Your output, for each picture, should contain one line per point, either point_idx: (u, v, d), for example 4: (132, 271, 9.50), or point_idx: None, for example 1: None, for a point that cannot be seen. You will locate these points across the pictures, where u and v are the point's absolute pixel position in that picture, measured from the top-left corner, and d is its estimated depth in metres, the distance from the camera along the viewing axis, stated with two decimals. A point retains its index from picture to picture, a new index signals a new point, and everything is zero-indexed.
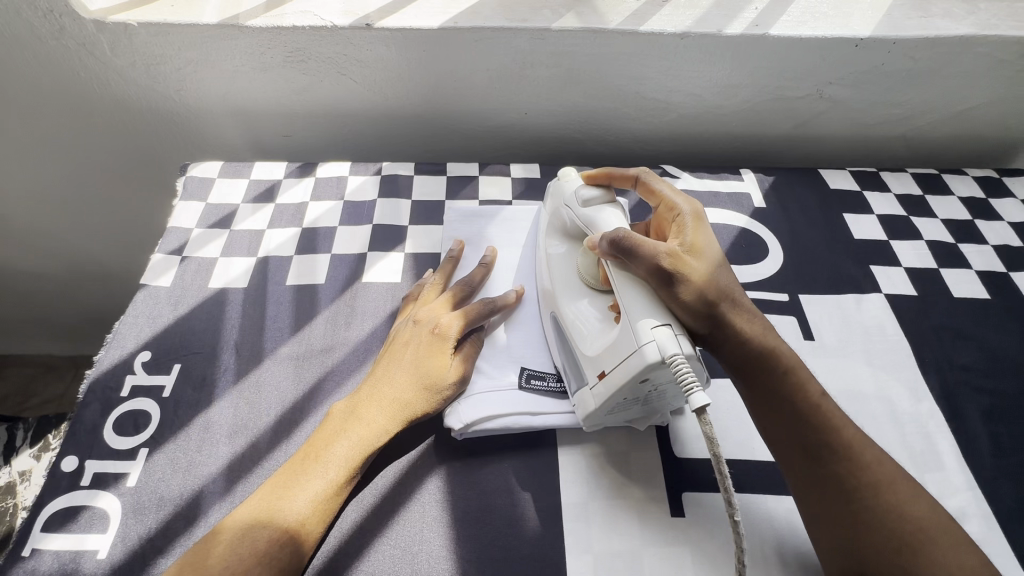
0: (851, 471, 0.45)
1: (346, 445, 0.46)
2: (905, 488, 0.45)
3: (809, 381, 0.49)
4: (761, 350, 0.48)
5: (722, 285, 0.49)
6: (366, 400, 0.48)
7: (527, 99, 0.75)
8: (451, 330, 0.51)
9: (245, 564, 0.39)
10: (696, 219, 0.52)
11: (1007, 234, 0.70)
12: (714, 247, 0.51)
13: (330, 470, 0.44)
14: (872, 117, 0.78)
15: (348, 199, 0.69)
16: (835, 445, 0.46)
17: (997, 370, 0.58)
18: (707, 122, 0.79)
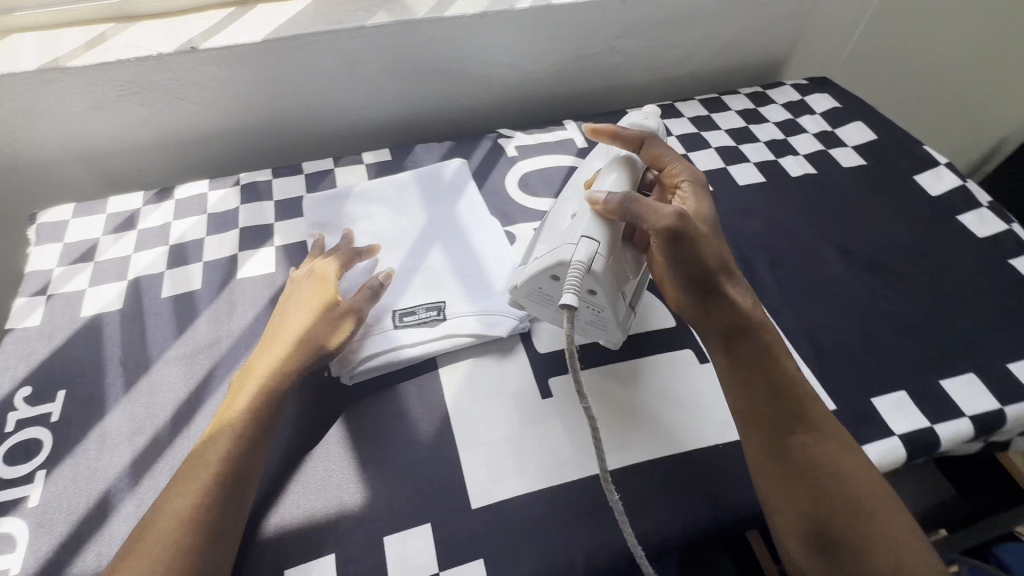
0: (813, 434, 0.49)
1: (264, 366, 0.53)
2: (858, 457, 0.49)
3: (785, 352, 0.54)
4: (743, 321, 0.54)
5: (720, 255, 0.56)
6: (275, 336, 0.55)
7: (366, 93, 0.83)
8: (330, 273, 0.59)
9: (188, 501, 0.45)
10: (706, 201, 0.59)
11: (774, 130, 0.87)
12: (715, 227, 0.58)
13: (258, 389, 0.51)
14: (661, 60, 0.94)
15: (211, 212, 0.73)
16: (805, 410, 0.50)
17: (776, 231, 0.73)
18: (531, 87, 0.91)
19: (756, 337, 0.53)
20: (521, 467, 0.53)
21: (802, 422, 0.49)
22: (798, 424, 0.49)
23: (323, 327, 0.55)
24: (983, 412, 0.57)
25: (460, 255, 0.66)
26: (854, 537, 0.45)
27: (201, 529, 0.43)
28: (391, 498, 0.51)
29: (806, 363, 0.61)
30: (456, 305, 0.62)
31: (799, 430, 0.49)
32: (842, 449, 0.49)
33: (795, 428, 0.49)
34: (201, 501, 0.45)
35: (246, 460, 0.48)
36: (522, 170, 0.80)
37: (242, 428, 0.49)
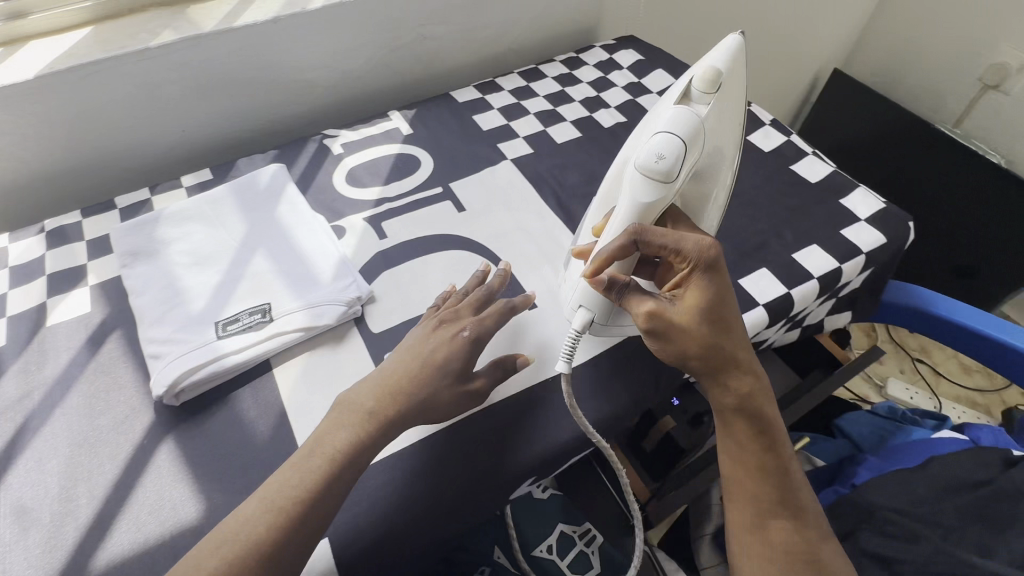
0: (790, 521, 0.49)
1: (410, 385, 0.51)
2: (822, 532, 0.50)
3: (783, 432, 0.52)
4: (738, 410, 0.51)
5: (717, 345, 0.50)
6: (390, 392, 0.51)
7: (177, 117, 0.81)
8: (461, 329, 0.55)
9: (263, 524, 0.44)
10: (719, 278, 0.49)
11: (587, 89, 0.94)
12: (726, 304, 0.50)
13: (377, 429, 0.49)
14: (475, 41, 0.98)
15: (13, 265, 0.68)
16: (786, 492, 0.50)
17: (592, 178, 0.79)
18: (353, 85, 0.92)
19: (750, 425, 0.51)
20: None
21: (780, 507, 0.50)
22: (776, 510, 0.50)
23: (435, 400, 0.52)
24: (773, 299, 0.65)
25: (285, 256, 0.66)
26: None
27: (291, 532, 0.44)
28: (225, 504, 0.50)
29: None
30: (283, 304, 0.62)
31: (777, 516, 0.49)
32: (811, 526, 0.50)
33: (772, 512, 0.50)
34: (299, 512, 0.45)
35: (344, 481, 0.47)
36: (350, 165, 0.81)
37: (354, 445, 0.48)
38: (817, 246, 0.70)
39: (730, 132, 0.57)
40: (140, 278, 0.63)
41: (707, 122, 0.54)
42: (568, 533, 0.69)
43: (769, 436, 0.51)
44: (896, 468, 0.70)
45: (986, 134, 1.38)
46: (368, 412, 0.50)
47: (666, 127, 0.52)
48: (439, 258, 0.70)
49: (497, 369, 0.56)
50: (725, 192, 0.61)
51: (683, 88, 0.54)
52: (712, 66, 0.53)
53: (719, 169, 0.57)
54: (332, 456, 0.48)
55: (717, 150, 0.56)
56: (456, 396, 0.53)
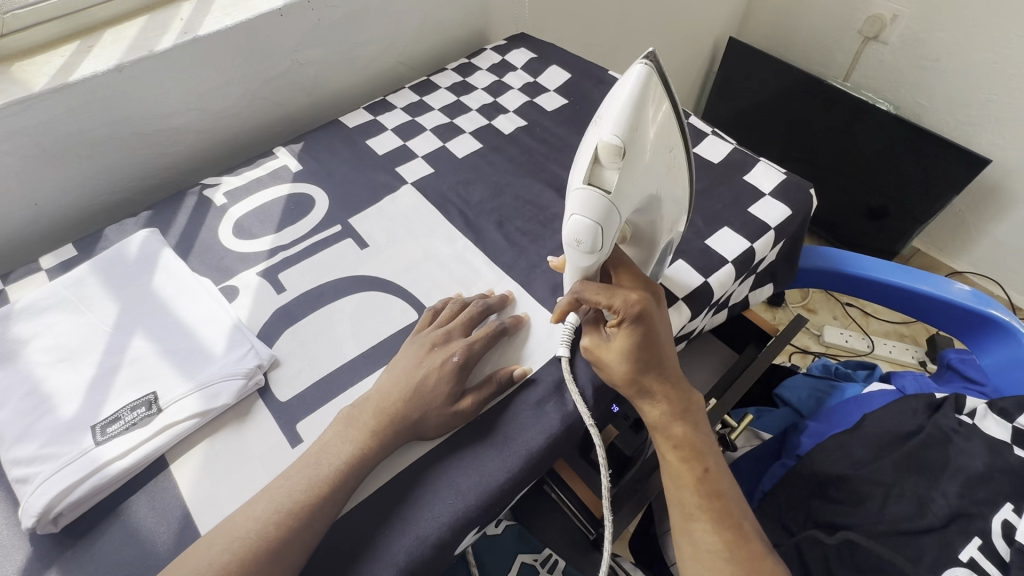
0: (716, 527, 0.48)
1: (321, 493, 0.47)
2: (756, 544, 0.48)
3: (710, 447, 0.51)
4: (665, 431, 0.51)
5: (641, 374, 0.50)
6: (388, 415, 0.51)
7: (23, 192, 0.71)
8: (455, 346, 0.56)
9: (259, 526, 0.45)
10: (648, 329, 0.49)
11: (483, 96, 0.90)
12: (652, 341, 0.49)
13: (376, 448, 0.50)
14: (359, 60, 0.92)
15: None
16: (714, 500, 0.49)
17: (498, 191, 0.75)
18: (231, 125, 0.84)
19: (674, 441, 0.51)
20: None
21: (708, 513, 0.49)
22: (703, 516, 0.49)
23: (426, 419, 0.52)
24: (693, 291, 0.64)
25: (171, 333, 0.59)
26: None
27: (282, 542, 0.45)
28: None
29: (543, 305, 0.63)
30: (172, 389, 0.55)
31: (703, 521, 0.49)
32: (743, 537, 0.48)
33: (697, 518, 0.49)
34: (297, 516, 0.46)
35: (336, 504, 0.48)
36: (236, 216, 0.74)
37: (355, 460, 0.49)
38: (728, 229, 0.69)
39: (668, 167, 0.46)
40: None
41: (637, 177, 0.44)
42: (529, 563, 0.68)
43: (696, 453, 0.50)
44: (836, 432, 0.71)
45: (873, 83, 1.45)
46: (260, 533, 0.45)
47: (576, 212, 0.45)
48: (342, 306, 0.64)
49: (490, 383, 0.55)
50: (688, 198, 0.51)
51: (590, 154, 0.43)
52: (615, 133, 0.41)
53: (671, 191, 0.48)
54: (334, 470, 0.49)
55: (656, 194, 0.47)
56: (447, 412, 0.53)
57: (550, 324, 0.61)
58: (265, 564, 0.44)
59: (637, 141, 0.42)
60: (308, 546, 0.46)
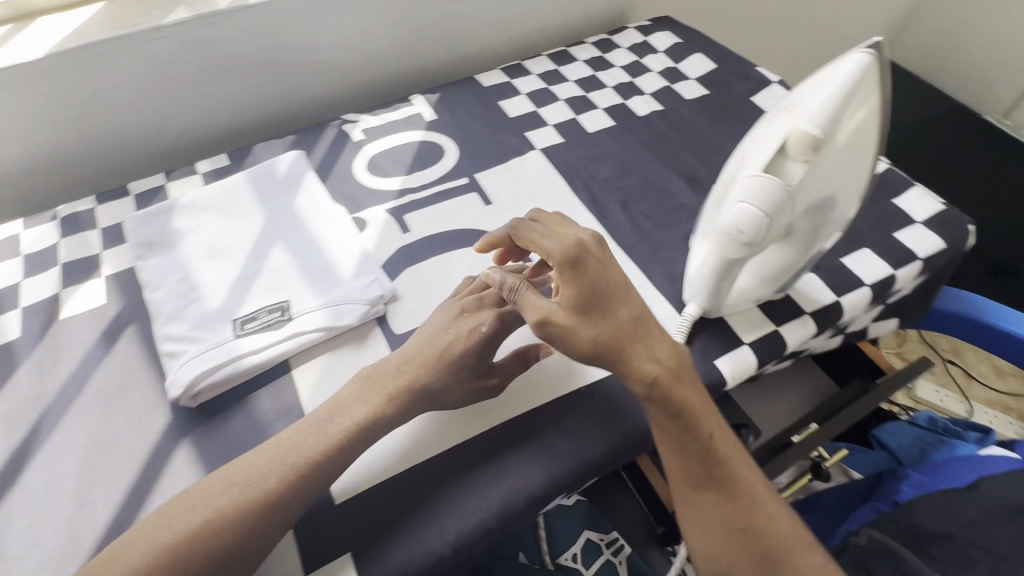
0: (725, 496, 0.46)
1: (337, 444, 0.47)
2: (774, 507, 0.46)
3: (707, 410, 0.47)
4: (659, 398, 0.46)
5: (607, 337, 0.46)
6: (409, 375, 0.51)
7: (191, 100, 0.77)
8: (485, 314, 0.53)
9: (255, 479, 0.45)
10: (584, 270, 0.47)
11: (620, 74, 0.88)
12: (597, 284, 0.47)
13: (398, 408, 0.49)
14: (502, 21, 0.92)
15: (29, 252, 0.66)
16: (719, 466, 0.46)
17: (626, 171, 0.74)
18: (374, 68, 0.87)
19: (670, 413, 0.45)
20: (384, 452, 0.51)
21: (716, 484, 0.46)
22: (709, 489, 0.46)
23: (450, 390, 0.51)
24: (821, 308, 0.60)
25: (306, 250, 0.63)
26: None
27: (279, 498, 0.44)
28: None
29: (661, 293, 0.62)
30: (302, 302, 0.59)
31: (709, 492, 0.46)
32: (756, 507, 0.46)
33: (706, 489, 0.46)
34: (297, 476, 0.45)
35: (340, 466, 0.47)
36: (371, 153, 0.77)
37: (367, 425, 0.48)
38: (869, 250, 0.65)
39: (852, 172, 0.44)
40: (156, 271, 0.61)
41: (819, 175, 0.42)
42: (594, 541, 0.69)
43: (696, 419, 0.46)
44: (944, 487, 0.66)
45: None
46: (259, 484, 0.44)
47: (744, 199, 0.43)
48: (461, 255, 0.66)
49: (517, 360, 0.55)
50: (851, 214, 0.49)
51: (776, 142, 0.42)
52: (813, 122, 0.40)
53: (844, 201, 0.46)
54: (343, 431, 0.48)
55: (831, 198, 0.45)
56: (472, 383, 0.52)
57: (665, 314, 0.60)
58: (263, 514, 0.44)
59: (831, 136, 0.41)
60: (303, 504, 0.46)
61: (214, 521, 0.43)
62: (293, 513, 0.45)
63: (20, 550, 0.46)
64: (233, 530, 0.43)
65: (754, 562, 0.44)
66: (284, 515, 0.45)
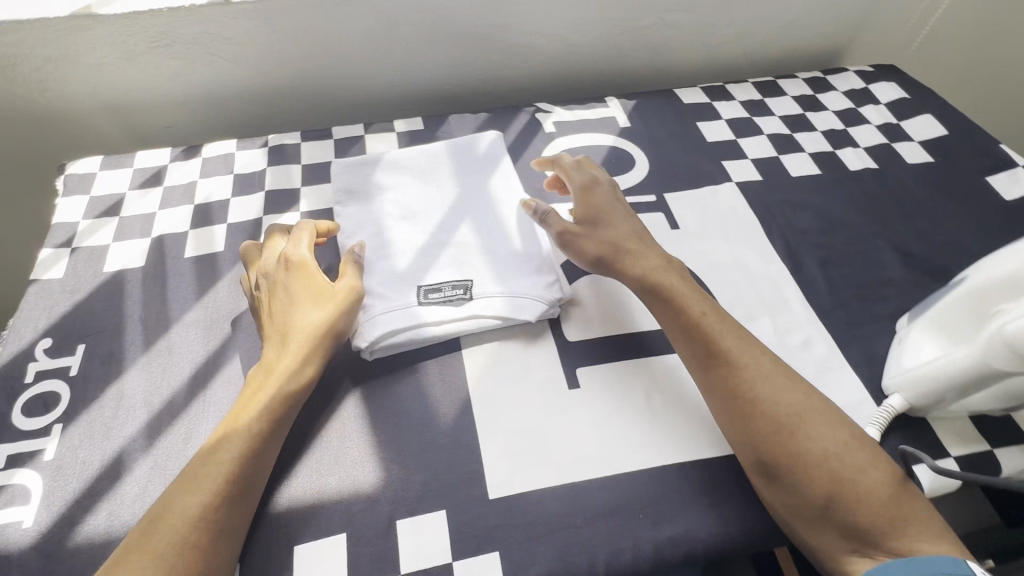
0: (728, 371, 0.51)
1: (255, 416, 0.47)
2: (780, 379, 0.50)
3: (692, 299, 0.55)
4: (648, 282, 0.56)
5: (608, 245, 0.58)
6: (276, 340, 0.52)
7: (402, 59, 0.78)
8: (280, 294, 0.54)
9: (193, 499, 0.43)
10: (595, 191, 0.62)
11: (833, 120, 0.81)
12: (605, 209, 0.61)
13: (284, 353, 0.51)
14: (714, 38, 0.87)
15: (238, 172, 0.71)
16: (715, 342, 0.52)
17: (830, 228, 0.68)
18: (573, 62, 0.86)
19: (662, 297, 0.55)
20: (544, 460, 0.50)
21: (718, 359, 0.51)
22: (712, 369, 0.51)
23: (335, 323, 0.53)
24: None
25: (494, 232, 0.63)
26: (792, 455, 0.46)
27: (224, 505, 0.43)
28: (408, 481, 0.49)
29: (857, 372, 0.57)
30: (484, 284, 0.58)
31: (716, 366, 0.51)
32: (762, 379, 0.50)
33: (711, 364, 0.51)
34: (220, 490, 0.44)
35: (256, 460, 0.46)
36: (560, 148, 0.75)
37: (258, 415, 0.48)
38: None
39: None
40: (352, 219, 0.63)
41: None
42: None
43: (683, 303, 0.54)
44: None
45: None
46: (186, 515, 0.42)
47: None
48: None
49: (355, 267, 0.57)
50: None
51: None
52: None
53: None
54: (234, 436, 0.46)
55: None
56: (345, 309, 0.54)
57: (860, 397, 0.55)
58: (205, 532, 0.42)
59: None
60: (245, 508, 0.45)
61: (192, 521, 0.42)
62: (240, 510, 0.44)
63: None
64: (211, 523, 0.42)
65: (768, 430, 0.47)
66: (245, 502, 0.45)
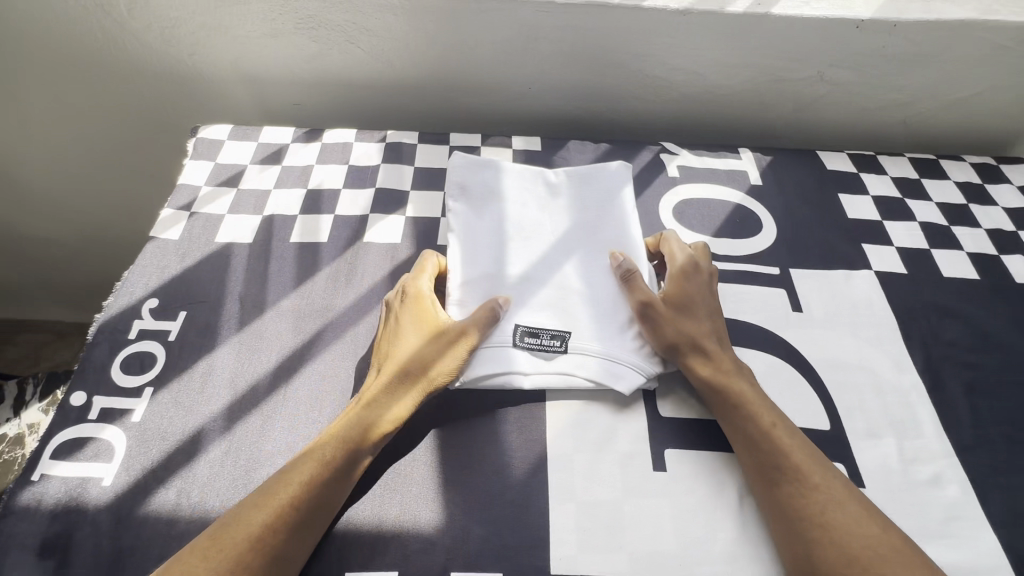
0: (796, 491, 0.45)
1: (333, 442, 0.47)
2: (855, 509, 0.44)
3: (761, 406, 0.50)
4: (718, 381, 0.51)
5: (684, 331, 0.53)
6: (378, 366, 0.52)
7: (533, 75, 0.76)
8: (401, 322, 0.54)
9: (259, 514, 0.42)
10: (693, 277, 0.57)
11: (1001, 218, 0.70)
12: (695, 295, 0.56)
13: (379, 381, 0.50)
14: (873, 102, 0.79)
15: (353, 164, 0.71)
16: (782, 457, 0.47)
17: (982, 347, 0.59)
18: (709, 104, 0.80)
19: (729, 399, 0.50)
20: (614, 545, 0.46)
21: (786, 476, 0.46)
22: (778, 487, 0.46)
23: (435, 363, 0.51)
24: None
25: (605, 281, 0.58)
26: None
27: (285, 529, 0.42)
28: (468, 532, 0.46)
29: (995, 529, 0.48)
30: (582, 339, 0.55)
31: (785, 484, 0.46)
32: (834, 505, 0.44)
33: (780, 481, 0.46)
34: (285, 511, 0.43)
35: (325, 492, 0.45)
36: (681, 196, 0.70)
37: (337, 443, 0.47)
38: None
39: None
40: (463, 220, 0.61)
41: None
42: None
43: (754, 409, 0.50)
44: None
45: None
46: (247, 530, 0.42)
47: None
48: (753, 358, 0.57)
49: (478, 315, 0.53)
50: None
51: None
52: None
53: None
54: (310, 459, 0.46)
55: None
56: (446, 347, 0.51)
57: (997, 562, 0.46)
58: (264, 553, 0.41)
59: None
60: (304, 539, 0.43)
61: (251, 538, 0.41)
62: (300, 538, 0.43)
63: (274, 451, 0.49)
64: (270, 544, 0.41)
65: (835, 564, 0.42)
66: (305, 531, 0.43)
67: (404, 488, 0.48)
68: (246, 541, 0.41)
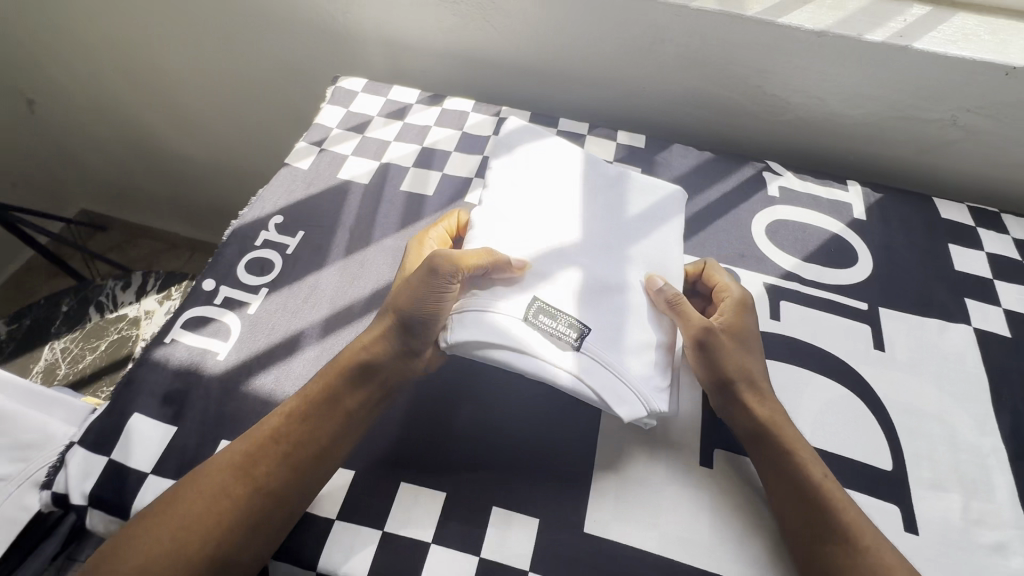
0: (840, 550, 0.44)
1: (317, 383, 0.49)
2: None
3: (811, 458, 0.49)
4: (771, 425, 0.50)
5: (741, 368, 0.52)
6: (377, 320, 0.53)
7: (651, 74, 0.78)
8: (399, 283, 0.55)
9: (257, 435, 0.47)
10: (745, 314, 0.55)
11: None
12: (745, 332, 0.54)
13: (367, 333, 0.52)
14: (1009, 157, 0.74)
15: (466, 131, 0.77)
16: (832, 514, 0.46)
17: None
18: (824, 131, 0.78)
19: (781, 446, 0.49)
20: (648, 523, 0.48)
21: (833, 534, 0.45)
22: (822, 542, 0.45)
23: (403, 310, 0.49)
24: None
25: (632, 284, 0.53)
26: None
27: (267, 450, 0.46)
28: (514, 476, 0.50)
29: None
30: (600, 340, 0.49)
31: (831, 543, 0.45)
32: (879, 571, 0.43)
33: (826, 538, 0.45)
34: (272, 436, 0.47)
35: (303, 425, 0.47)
36: (777, 216, 0.70)
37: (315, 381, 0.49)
38: None
39: None
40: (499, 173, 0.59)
41: None
42: None
43: (801, 459, 0.48)
44: None
45: None
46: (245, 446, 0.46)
47: None
48: (823, 384, 0.56)
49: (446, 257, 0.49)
50: None
51: None
52: None
53: None
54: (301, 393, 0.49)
55: None
56: (422, 291, 0.49)
57: None
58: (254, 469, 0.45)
59: None
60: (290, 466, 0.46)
61: (247, 451, 0.46)
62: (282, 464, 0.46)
63: None
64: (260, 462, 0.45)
65: None
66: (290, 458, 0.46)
67: (441, 429, 0.52)
68: (246, 453, 0.46)
